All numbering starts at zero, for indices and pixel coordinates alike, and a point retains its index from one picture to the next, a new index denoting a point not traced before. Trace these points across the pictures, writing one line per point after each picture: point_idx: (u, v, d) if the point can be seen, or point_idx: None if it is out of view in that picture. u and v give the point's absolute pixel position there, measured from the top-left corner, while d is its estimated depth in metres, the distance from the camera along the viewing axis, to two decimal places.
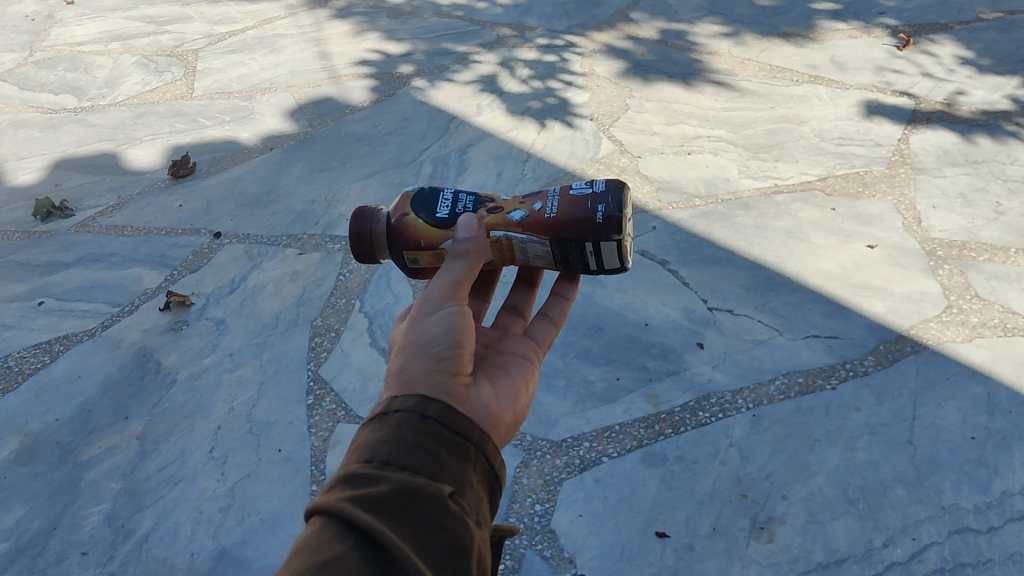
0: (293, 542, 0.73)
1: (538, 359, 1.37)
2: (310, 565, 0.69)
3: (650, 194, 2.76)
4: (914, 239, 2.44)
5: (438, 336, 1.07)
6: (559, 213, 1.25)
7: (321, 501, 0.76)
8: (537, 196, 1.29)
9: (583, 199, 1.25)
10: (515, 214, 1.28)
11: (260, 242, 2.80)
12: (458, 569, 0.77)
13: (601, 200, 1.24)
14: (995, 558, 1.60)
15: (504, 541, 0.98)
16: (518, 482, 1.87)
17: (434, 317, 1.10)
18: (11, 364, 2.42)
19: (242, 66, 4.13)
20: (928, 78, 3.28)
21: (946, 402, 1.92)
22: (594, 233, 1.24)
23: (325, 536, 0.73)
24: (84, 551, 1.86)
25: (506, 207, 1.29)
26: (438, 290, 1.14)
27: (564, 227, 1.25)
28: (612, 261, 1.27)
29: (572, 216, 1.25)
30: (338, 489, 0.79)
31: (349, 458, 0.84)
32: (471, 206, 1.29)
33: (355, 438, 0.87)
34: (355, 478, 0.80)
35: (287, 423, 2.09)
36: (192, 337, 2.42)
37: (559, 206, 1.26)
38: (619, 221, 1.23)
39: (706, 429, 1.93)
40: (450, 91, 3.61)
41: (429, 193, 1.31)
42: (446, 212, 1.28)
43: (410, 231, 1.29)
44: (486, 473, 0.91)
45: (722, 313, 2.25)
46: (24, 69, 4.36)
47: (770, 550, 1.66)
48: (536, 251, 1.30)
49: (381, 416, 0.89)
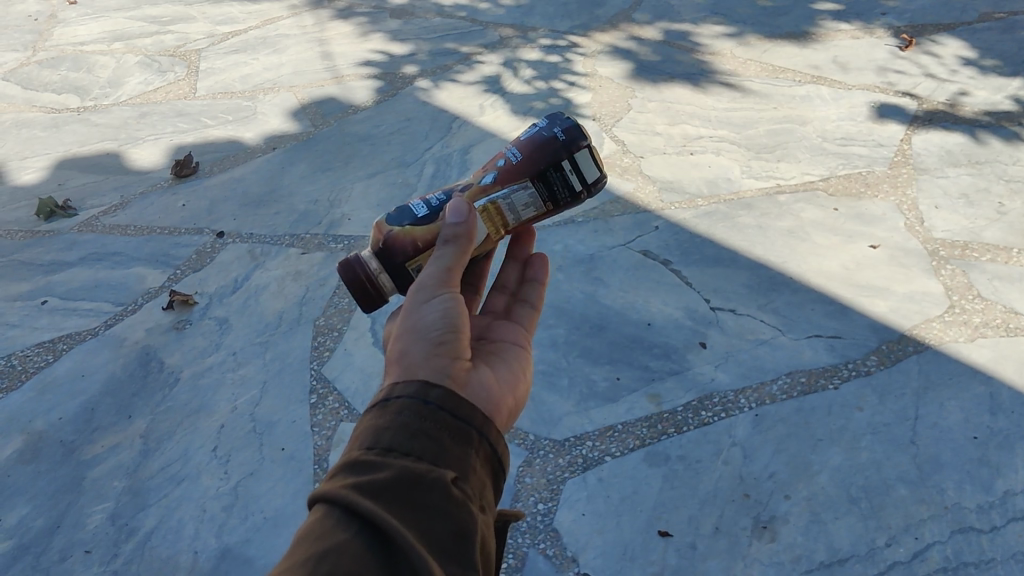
0: (297, 531, 0.74)
1: (530, 345, 1.36)
2: (314, 554, 0.70)
3: (652, 194, 2.76)
4: (916, 239, 2.44)
5: (436, 322, 1.07)
6: (524, 152, 1.28)
7: (324, 489, 0.77)
8: (493, 160, 1.31)
9: (539, 131, 1.30)
10: (487, 179, 1.28)
11: (262, 241, 2.80)
12: (463, 554, 0.77)
13: (553, 125, 1.31)
14: (997, 558, 1.60)
15: (509, 525, 0.97)
16: (520, 481, 1.87)
17: (430, 304, 1.09)
18: (14, 363, 2.43)
19: (244, 66, 4.14)
20: (931, 79, 3.28)
21: (948, 402, 1.92)
22: (565, 149, 1.29)
23: (329, 523, 0.74)
24: (87, 550, 1.86)
25: (473, 180, 1.29)
26: (433, 276, 1.13)
27: (538, 157, 1.28)
28: (589, 172, 1.32)
29: (537, 148, 1.28)
30: (340, 477, 0.79)
31: (350, 446, 0.84)
32: (443, 196, 1.28)
33: (357, 425, 0.88)
34: (358, 465, 0.80)
35: (290, 422, 2.10)
36: (195, 336, 2.42)
37: (521, 149, 1.29)
38: (578, 128, 1.31)
39: (708, 428, 1.93)
40: (452, 91, 3.61)
41: (398, 209, 1.28)
42: (425, 211, 1.26)
43: (399, 242, 1.25)
44: (490, 458, 0.90)
45: (725, 312, 2.25)
46: (27, 68, 4.36)
47: (773, 549, 1.67)
48: (524, 203, 1.28)
49: (382, 402, 0.88)
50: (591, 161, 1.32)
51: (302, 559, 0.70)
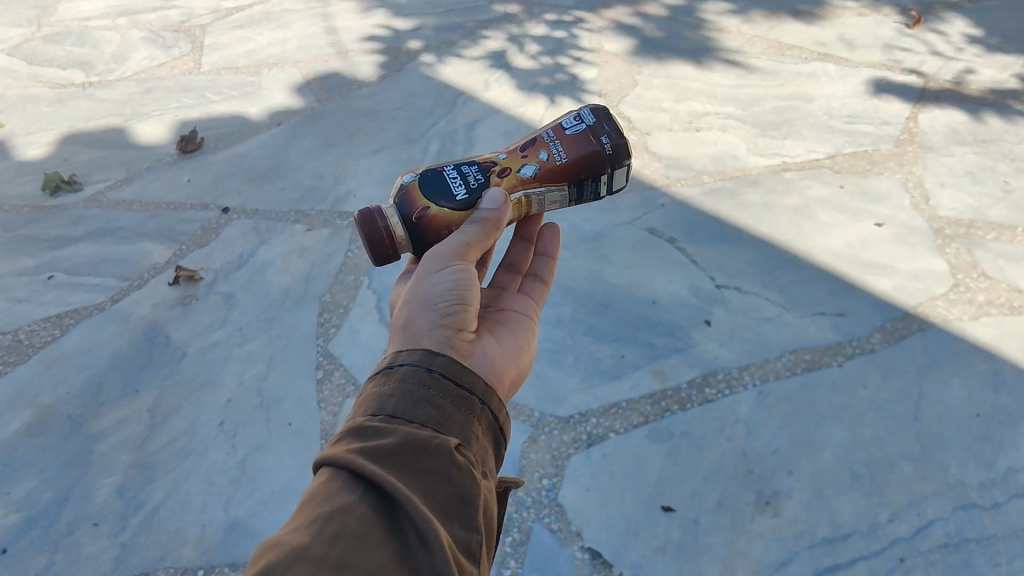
0: (303, 494, 0.75)
1: (537, 316, 1.37)
2: (320, 515, 0.71)
3: (658, 170, 2.76)
4: (922, 218, 2.44)
5: (446, 295, 1.07)
6: (570, 156, 1.27)
7: (329, 453, 0.78)
8: (534, 146, 1.28)
9: (585, 134, 1.28)
10: (527, 171, 1.26)
11: (267, 217, 2.81)
12: (466, 517, 0.78)
13: (601, 131, 1.29)
14: (998, 534, 1.62)
15: (509, 492, 0.97)
16: (525, 457, 1.88)
17: (440, 275, 1.10)
18: (21, 337, 2.44)
19: (249, 41, 4.13)
20: (938, 57, 3.27)
21: (952, 379, 1.93)
22: (607, 163, 1.29)
23: (334, 486, 0.75)
24: (95, 522, 1.88)
25: (513, 165, 1.26)
26: (446, 249, 1.13)
27: (582, 165, 1.27)
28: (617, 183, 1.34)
29: (582, 154, 1.27)
30: (345, 442, 0.80)
31: (355, 412, 0.85)
32: (481, 176, 1.24)
33: (362, 391, 0.89)
34: (363, 430, 0.81)
35: (296, 397, 2.11)
36: (202, 311, 2.43)
37: (567, 149, 1.27)
38: (623, 144, 1.30)
39: (713, 405, 1.94)
40: (458, 66, 3.60)
41: (433, 177, 1.22)
42: (465, 194, 1.21)
43: (435, 223, 1.20)
44: (492, 426, 0.91)
45: (730, 290, 2.25)
46: (32, 43, 4.35)
47: (776, 524, 1.68)
48: (552, 200, 1.30)
49: (386, 370, 0.89)
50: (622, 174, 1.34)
51: (309, 521, 0.71)
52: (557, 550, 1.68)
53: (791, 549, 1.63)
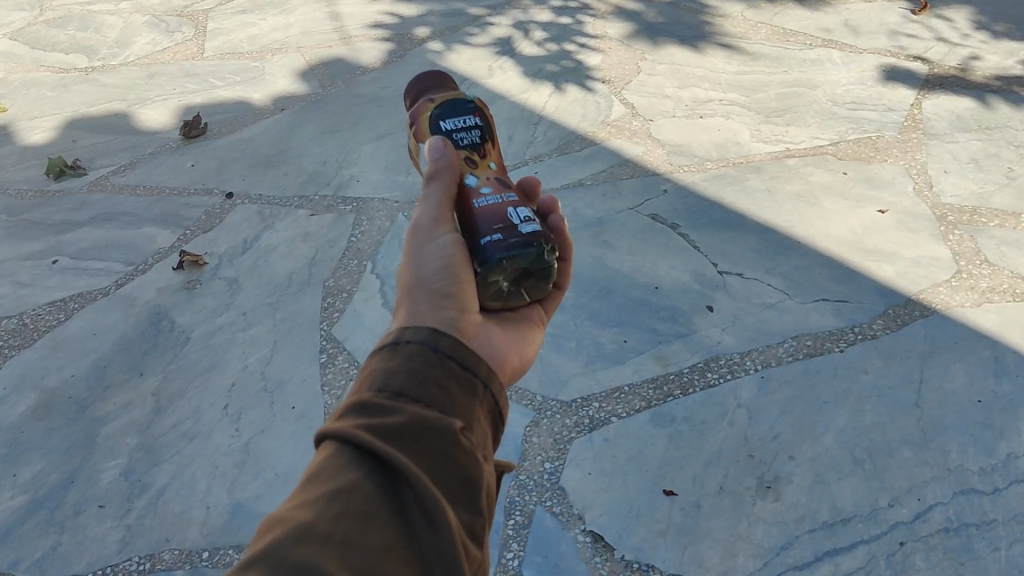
0: (306, 469, 0.71)
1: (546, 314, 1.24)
2: (326, 492, 0.67)
3: (661, 157, 2.76)
4: (924, 205, 2.44)
5: (439, 270, 1.00)
6: (477, 206, 1.08)
7: (332, 428, 0.73)
8: (500, 186, 1.11)
9: (506, 219, 1.06)
10: (470, 179, 1.11)
11: (271, 202, 2.81)
12: (468, 500, 0.75)
13: (505, 231, 1.04)
14: (998, 519, 1.62)
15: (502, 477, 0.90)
16: (528, 441, 1.89)
17: (432, 247, 1.03)
18: (26, 322, 2.45)
19: (252, 27, 4.13)
20: (944, 43, 3.26)
21: (953, 365, 1.93)
22: (471, 246, 1.04)
23: (339, 461, 0.71)
24: (101, 504, 1.89)
25: (476, 171, 1.13)
26: (427, 216, 1.05)
27: (466, 218, 1.07)
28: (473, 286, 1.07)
29: (479, 215, 1.06)
30: (350, 417, 0.75)
31: (358, 386, 0.79)
32: (466, 141, 1.16)
33: (364, 366, 0.83)
34: (368, 406, 0.76)
35: (300, 380, 2.12)
36: (206, 296, 2.44)
37: (487, 206, 1.08)
38: (490, 261, 1.02)
39: (714, 390, 1.95)
40: (463, 52, 3.60)
41: (462, 108, 1.20)
42: (448, 127, 1.17)
43: (419, 115, 1.21)
44: (492, 411, 0.85)
45: (732, 276, 2.26)
46: (35, 28, 4.35)
47: (777, 508, 1.69)
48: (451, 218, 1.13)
49: (392, 345, 0.83)
50: (497, 291, 1.07)
51: (314, 497, 0.67)
52: (559, 533, 1.69)
53: (792, 533, 1.64)
